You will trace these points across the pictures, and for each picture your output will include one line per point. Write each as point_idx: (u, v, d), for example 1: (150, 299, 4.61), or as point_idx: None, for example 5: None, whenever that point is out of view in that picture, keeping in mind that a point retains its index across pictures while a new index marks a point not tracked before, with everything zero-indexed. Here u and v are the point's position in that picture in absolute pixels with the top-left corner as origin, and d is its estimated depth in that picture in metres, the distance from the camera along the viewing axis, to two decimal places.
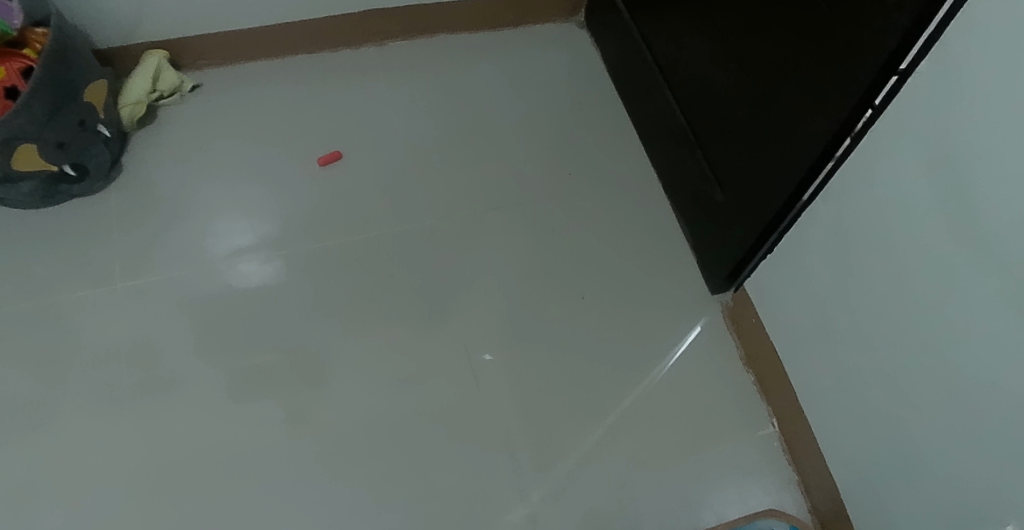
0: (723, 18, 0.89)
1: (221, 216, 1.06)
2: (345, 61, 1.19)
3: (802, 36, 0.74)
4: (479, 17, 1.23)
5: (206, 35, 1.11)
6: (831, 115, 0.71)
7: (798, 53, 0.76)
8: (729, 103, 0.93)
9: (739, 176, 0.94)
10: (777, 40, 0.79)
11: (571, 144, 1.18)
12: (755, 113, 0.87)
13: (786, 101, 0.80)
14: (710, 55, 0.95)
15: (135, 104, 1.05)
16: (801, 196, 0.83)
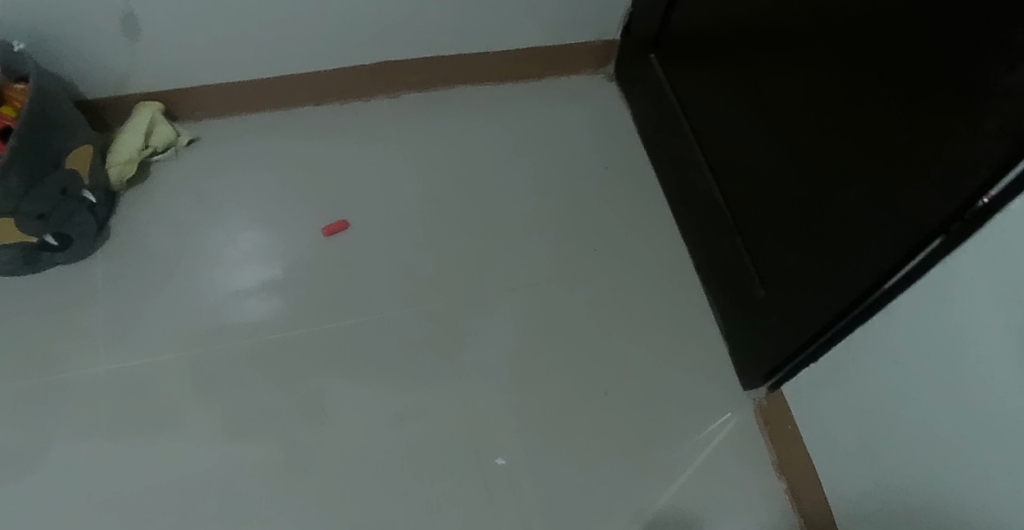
0: (766, 103, 0.82)
1: (219, 260, 0.99)
2: (354, 115, 1.10)
3: (854, 148, 0.66)
4: (500, 70, 1.14)
5: (203, 87, 1.02)
6: (888, 243, 0.63)
7: (848, 164, 0.67)
8: (772, 194, 0.85)
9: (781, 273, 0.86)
10: (823, 143, 0.71)
11: (597, 213, 1.08)
12: (800, 214, 0.79)
13: (835, 213, 0.71)
14: (751, 137, 0.87)
15: (124, 164, 0.96)
16: (852, 311, 0.74)
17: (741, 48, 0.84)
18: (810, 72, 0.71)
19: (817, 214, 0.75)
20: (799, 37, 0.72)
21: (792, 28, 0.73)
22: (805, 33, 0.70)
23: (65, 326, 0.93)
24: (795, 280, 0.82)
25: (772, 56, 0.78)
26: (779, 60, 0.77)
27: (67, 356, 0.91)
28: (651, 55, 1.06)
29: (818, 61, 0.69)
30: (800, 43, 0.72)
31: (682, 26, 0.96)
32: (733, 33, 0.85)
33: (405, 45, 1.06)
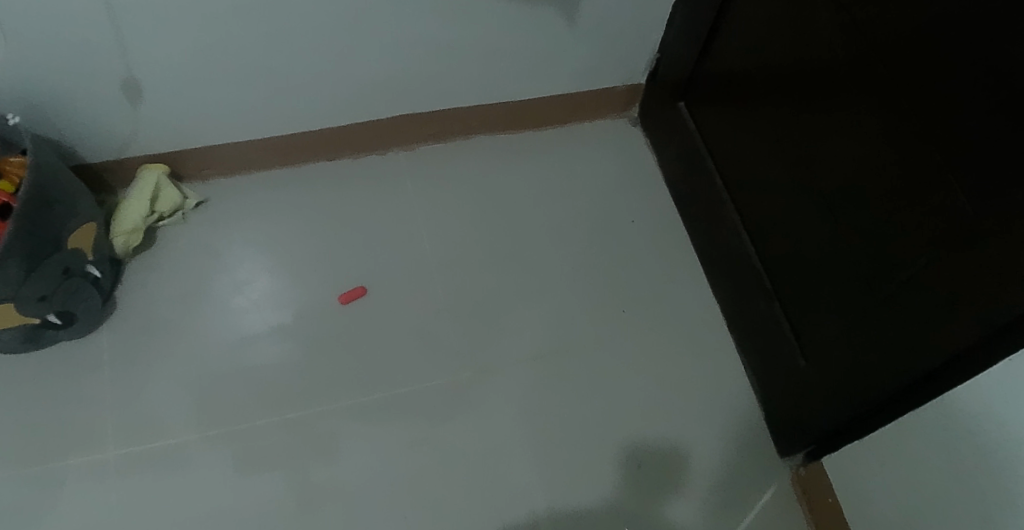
0: (818, 159, 0.79)
1: (225, 304, 0.95)
2: (370, 169, 1.06)
3: (940, 215, 0.64)
4: (522, 118, 1.09)
5: (214, 148, 0.98)
6: (976, 319, 0.60)
7: (932, 230, 0.65)
8: (822, 255, 0.82)
9: (827, 341, 0.82)
10: (898, 205, 0.69)
11: (627, 270, 1.03)
12: (859, 280, 0.76)
13: (907, 280, 0.68)
14: (799, 192, 0.84)
15: (130, 232, 0.92)
16: (917, 389, 0.70)
17: (789, 101, 0.82)
18: (879, 133, 0.69)
19: (884, 280, 0.72)
20: (863, 96, 0.70)
21: (855, 86, 0.71)
22: (874, 92, 0.69)
23: (70, 409, 0.88)
24: (847, 352, 0.78)
25: (827, 113, 0.76)
26: (836, 117, 0.74)
27: (71, 442, 0.86)
28: (680, 101, 1.03)
29: (892, 122, 0.67)
30: (865, 102, 0.70)
31: (717, 71, 0.94)
32: (779, 85, 0.83)
33: (420, 98, 1.01)
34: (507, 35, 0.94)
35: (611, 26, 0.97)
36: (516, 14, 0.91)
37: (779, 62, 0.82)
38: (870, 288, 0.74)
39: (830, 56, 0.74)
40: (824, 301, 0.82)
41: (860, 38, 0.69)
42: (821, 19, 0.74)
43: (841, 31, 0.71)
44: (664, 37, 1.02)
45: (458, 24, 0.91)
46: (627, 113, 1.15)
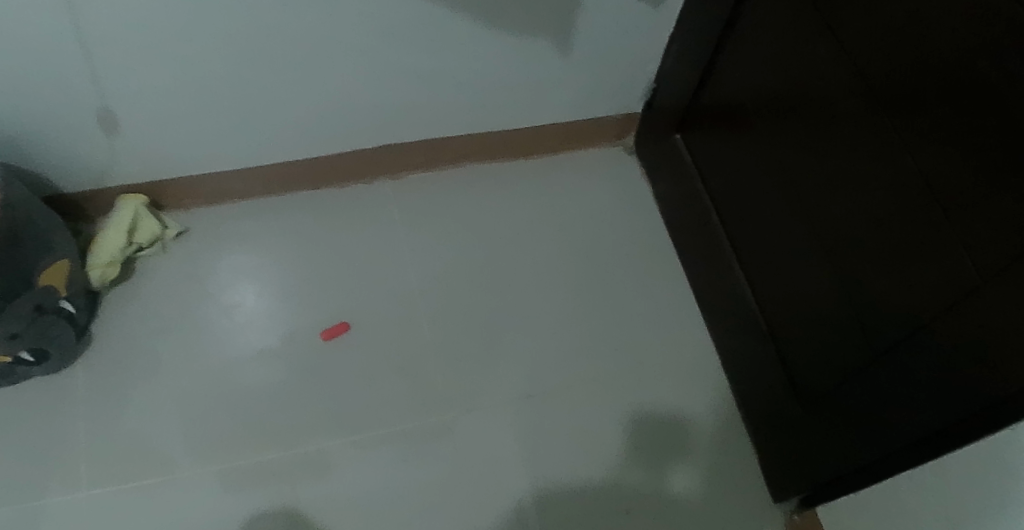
0: (818, 202, 0.76)
1: (212, 330, 0.93)
2: (356, 199, 1.03)
3: (944, 271, 0.61)
4: (514, 146, 1.06)
5: (194, 177, 0.95)
6: (984, 383, 0.56)
7: (935, 286, 0.62)
8: (821, 301, 0.78)
9: (825, 390, 0.79)
10: (899, 257, 0.66)
11: (621, 306, 1.00)
12: (860, 331, 0.73)
13: (910, 336, 0.65)
14: (797, 234, 0.81)
15: (107, 265, 0.90)
16: (917, 451, 0.66)
17: (789, 140, 0.79)
18: (880, 181, 0.66)
19: (886, 333, 0.69)
20: (865, 141, 0.67)
21: (856, 130, 0.68)
22: (875, 138, 0.66)
23: (40, 450, 0.84)
24: (847, 405, 0.75)
25: (827, 155, 0.73)
26: (837, 161, 0.72)
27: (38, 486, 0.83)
28: (676, 133, 1.01)
29: (893, 171, 0.65)
30: (867, 148, 0.67)
31: (714, 103, 0.92)
32: (778, 123, 0.80)
33: (408, 126, 0.98)
34: (498, 61, 0.91)
35: (605, 52, 0.95)
36: (506, 40, 0.89)
37: (777, 100, 0.80)
38: (871, 342, 0.71)
39: (831, 98, 0.71)
40: (822, 350, 0.79)
41: (862, 82, 0.67)
42: (822, 59, 0.72)
43: (843, 73, 0.69)
44: (661, 67, 1.00)
45: (447, 50, 0.88)
46: (621, 140, 1.12)
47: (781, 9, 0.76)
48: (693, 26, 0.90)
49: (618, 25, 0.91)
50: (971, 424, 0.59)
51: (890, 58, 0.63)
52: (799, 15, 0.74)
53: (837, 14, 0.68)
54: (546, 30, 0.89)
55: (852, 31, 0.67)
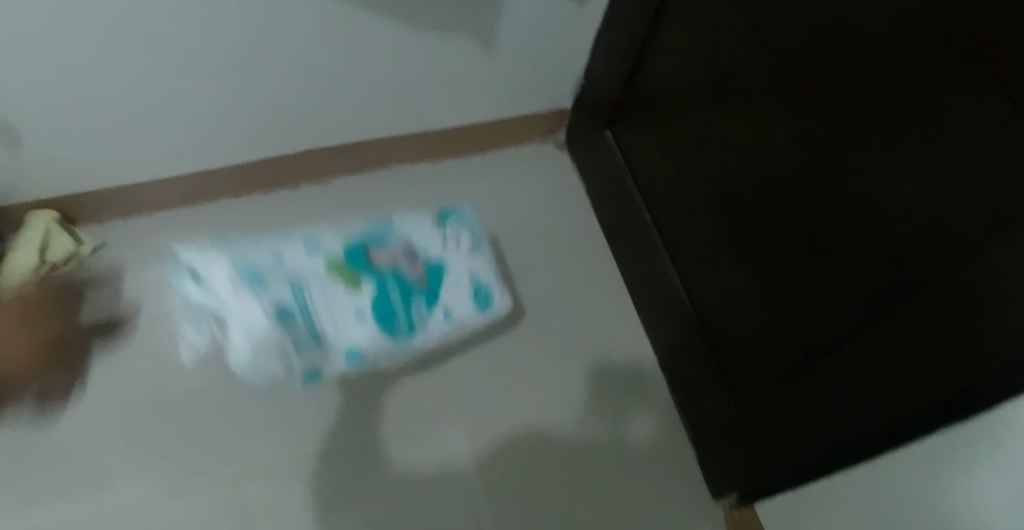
0: (754, 202, 0.76)
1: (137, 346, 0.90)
2: (280, 206, 0.99)
3: (879, 274, 0.62)
4: (443, 146, 1.04)
5: (108, 190, 0.91)
6: (920, 384, 0.58)
7: (871, 289, 0.63)
8: (757, 299, 0.80)
9: (760, 390, 0.81)
10: (834, 260, 0.67)
11: (556, 306, 1.00)
12: (797, 331, 0.74)
13: (843, 341, 0.67)
14: (733, 233, 0.81)
15: (18, 285, 0.86)
16: (847, 451, 0.68)
17: (723, 141, 0.79)
18: (816, 184, 0.67)
19: (823, 333, 0.70)
20: (800, 144, 0.68)
21: (792, 133, 0.69)
22: (811, 141, 0.66)
23: None
24: (787, 404, 0.76)
25: (762, 156, 0.74)
26: (773, 161, 0.72)
27: None
28: (604, 129, 1.00)
29: (829, 175, 0.65)
30: (803, 152, 0.68)
31: (644, 101, 0.91)
32: (711, 123, 0.80)
33: (331, 129, 0.94)
34: (421, 60, 0.88)
35: (533, 47, 0.93)
36: (428, 39, 0.86)
37: (710, 100, 0.79)
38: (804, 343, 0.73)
39: (764, 101, 0.71)
40: (756, 351, 0.81)
41: (794, 87, 0.67)
42: (751, 61, 0.72)
43: (773, 78, 0.69)
44: (589, 63, 0.98)
45: (367, 51, 0.85)
46: (553, 136, 1.11)
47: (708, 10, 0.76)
48: (619, 23, 0.89)
49: (544, 20, 0.89)
50: (905, 423, 0.61)
51: (819, 65, 0.63)
52: (725, 17, 0.73)
53: (764, 19, 0.68)
54: (470, 29, 0.86)
55: (778, 35, 0.67)
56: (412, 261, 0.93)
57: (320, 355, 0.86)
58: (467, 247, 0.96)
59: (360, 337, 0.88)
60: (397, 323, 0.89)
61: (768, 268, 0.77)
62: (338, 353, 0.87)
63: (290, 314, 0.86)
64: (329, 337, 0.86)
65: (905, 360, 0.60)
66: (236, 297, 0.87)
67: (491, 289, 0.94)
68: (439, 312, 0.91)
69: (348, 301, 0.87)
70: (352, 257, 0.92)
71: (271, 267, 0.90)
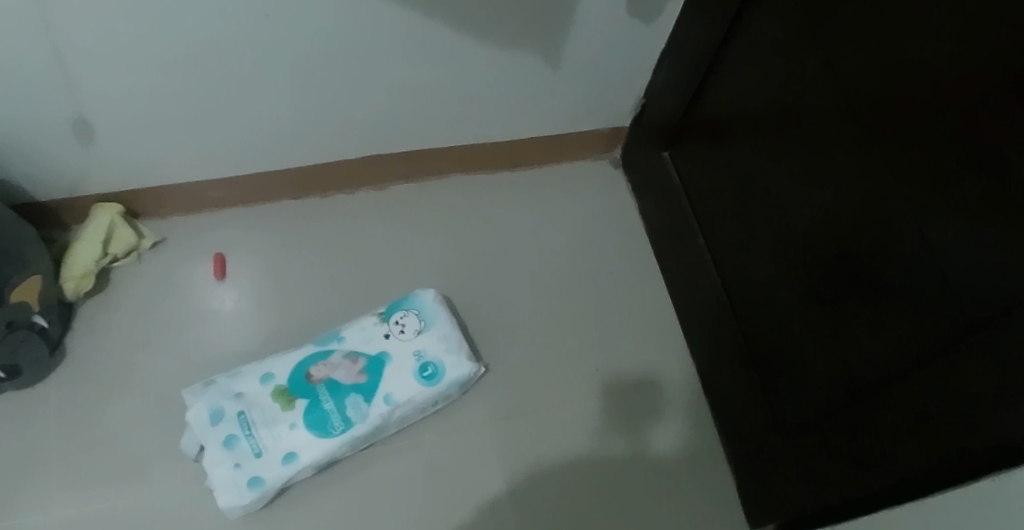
0: (808, 236, 0.76)
1: (191, 339, 0.91)
2: (337, 210, 1.01)
3: (923, 321, 0.61)
4: (499, 157, 1.05)
5: (172, 187, 0.93)
6: (952, 432, 0.57)
7: (914, 335, 0.61)
8: (805, 330, 0.78)
9: (803, 421, 0.79)
10: (883, 303, 0.65)
11: (602, 324, 0.99)
12: (838, 369, 0.73)
13: (884, 382, 0.65)
14: (785, 264, 0.81)
15: (80, 276, 0.88)
16: (886, 494, 0.67)
17: (777, 172, 0.78)
18: (872, 220, 0.65)
19: (862, 375, 0.69)
20: (858, 182, 0.66)
21: (847, 171, 0.67)
22: (866, 181, 0.65)
23: (8, 471, 0.83)
24: (828, 439, 0.75)
25: (816, 190, 0.73)
26: (827, 197, 0.71)
27: (12, 507, 0.82)
28: (663, 150, 1.00)
29: (883, 217, 0.64)
30: (858, 191, 0.67)
31: (703, 124, 0.91)
32: (768, 153, 0.79)
33: (391, 136, 0.95)
34: (485, 73, 0.89)
35: (595, 64, 0.93)
36: (496, 53, 0.86)
37: (767, 131, 0.79)
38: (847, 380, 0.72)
39: (823, 132, 0.70)
40: (800, 381, 0.80)
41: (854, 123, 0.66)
42: (813, 91, 0.70)
43: (838, 110, 0.68)
44: (650, 82, 0.98)
45: (435, 62, 0.85)
46: (609, 153, 1.11)
47: (773, 40, 0.75)
48: (686, 44, 0.89)
49: (608, 39, 0.89)
50: (934, 469, 0.60)
51: (882, 106, 0.62)
52: (790, 46, 0.72)
53: (834, 54, 0.67)
54: (532, 45, 0.86)
55: (847, 72, 0.66)
56: (352, 362, 0.81)
57: (265, 479, 0.77)
58: (414, 330, 0.83)
59: (297, 442, 0.78)
60: (332, 422, 0.79)
61: (818, 300, 0.75)
62: (274, 461, 0.77)
63: (235, 440, 0.78)
64: (268, 454, 0.78)
65: (936, 406, 0.59)
66: (195, 424, 0.79)
67: (439, 363, 0.81)
68: (379, 400, 0.80)
69: (284, 420, 0.78)
70: (302, 382, 0.80)
71: (204, 393, 0.81)
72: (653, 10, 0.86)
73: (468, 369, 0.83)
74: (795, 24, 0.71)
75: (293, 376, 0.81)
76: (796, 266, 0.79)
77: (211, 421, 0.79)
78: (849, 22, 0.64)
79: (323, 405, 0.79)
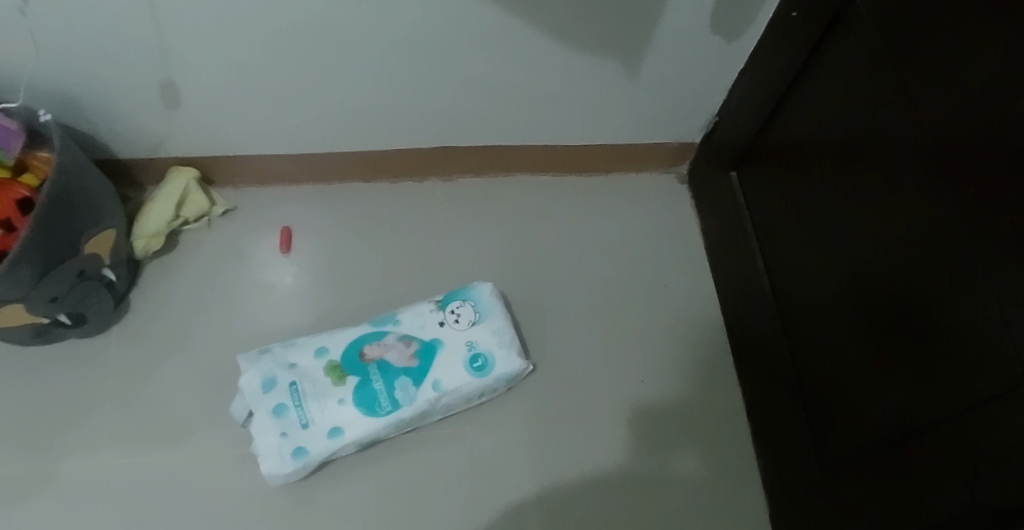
0: (864, 271, 0.73)
1: (252, 306, 0.94)
2: (403, 197, 1.03)
3: (973, 373, 0.58)
4: (565, 162, 1.06)
5: (250, 158, 0.96)
6: (997, 485, 0.55)
7: (965, 378, 0.59)
8: (853, 361, 0.76)
9: (846, 454, 0.77)
10: (937, 348, 0.63)
11: (651, 338, 0.99)
12: (882, 410, 0.70)
13: (932, 421, 0.63)
14: (838, 297, 0.78)
15: (152, 236, 0.91)
16: None
17: (839, 201, 0.76)
18: (933, 253, 0.63)
19: (906, 416, 0.67)
20: (920, 222, 0.64)
21: (911, 208, 0.65)
22: (930, 221, 0.63)
23: (64, 413, 0.87)
24: (867, 479, 0.73)
25: (876, 226, 0.70)
26: (887, 234, 0.69)
27: (64, 448, 0.85)
28: (731, 170, 1.00)
29: (945, 261, 0.61)
30: (920, 232, 0.64)
31: (770, 147, 0.90)
32: (831, 183, 0.77)
33: (464, 130, 0.97)
34: (562, 77, 0.90)
35: (670, 79, 0.93)
36: (576, 58, 0.87)
37: (833, 160, 0.76)
38: (892, 417, 0.69)
39: (886, 158, 0.68)
40: (845, 413, 0.77)
41: (924, 160, 0.63)
42: (880, 117, 0.68)
43: (904, 138, 0.65)
44: (725, 101, 0.98)
45: (517, 61, 0.86)
46: (674, 169, 1.12)
47: (850, 69, 0.73)
48: (762, 66, 0.88)
49: (686, 55, 0.90)
50: (973, 516, 0.58)
51: (955, 149, 0.59)
52: (863, 67, 0.70)
53: (905, 80, 0.64)
54: (611, 55, 0.87)
55: (922, 110, 0.63)
56: (405, 345, 0.83)
57: (309, 451, 0.78)
58: (468, 321, 0.84)
59: (344, 418, 0.79)
60: (379, 402, 0.80)
61: (870, 332, 0.73)
62: (319, 435, 0.78)
63: (284, 409, 0.79)
64: (315, 427, 0.79)
65: (980, 462, 0.57)
66: (246, 392, 0.80)
67: (489, 356, 0.82)
68: (426, 386, 0.80)
69: (334, 395, 0.80)
70: (354, 361, 0.82)
71: (258, 360, 0.82)
72: (733, 29, 0.86)
73: (518, 366, 0.83)
74: (874, 56, 0.68)
75: (347, 354, 0.82)
76: (850, 294, 0.76)
77: (263, 390, 0.80)
78: (931, 59, 0.61)
79: (373, 385, 0.80)
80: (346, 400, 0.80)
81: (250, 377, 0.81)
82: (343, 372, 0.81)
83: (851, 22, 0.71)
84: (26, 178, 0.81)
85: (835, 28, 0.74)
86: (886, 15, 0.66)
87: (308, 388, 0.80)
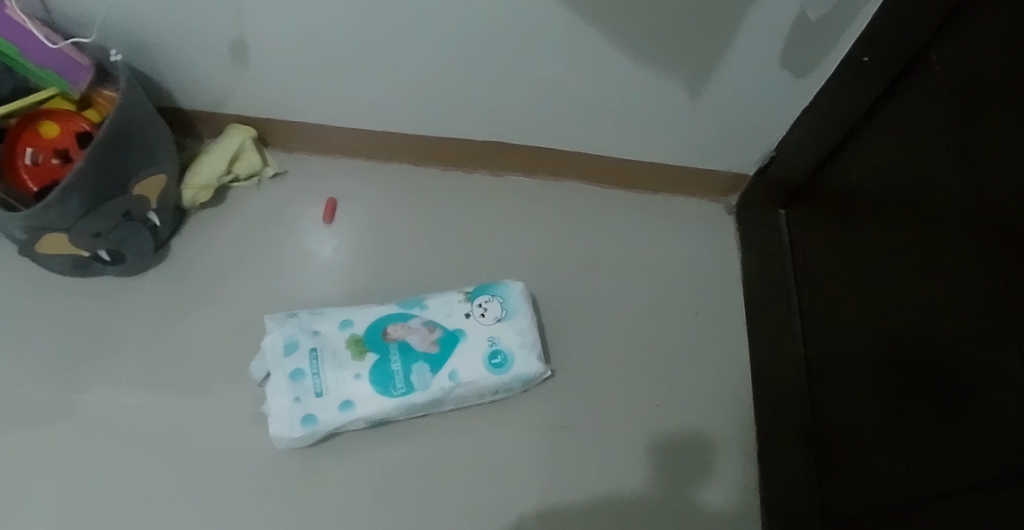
0: (897, 329, 0.71)
1: (288, 269, 0.96)
2: (450, 185, 1.04)
3: (992, 451, 0.56)
4: (613, 174, 1.06)
5: (307, 126, 0.98)
6: None
7: (982, 452, 0.57)
8: (872, 417, 0.74)
9: (850, 511, 0.75)
10: (959, 418, 0.61)
11: (674, 363, 0.98)
12: (898, 474, 0.68)
13: (942, 492, 0.61)
14: (869, 352, 0.76)
15: (201, 187, 0.93)
16: None
17: (882, 253, 0.74)
18: (969, 320, 0.61)
19: (919, 480, 0.65)
20: (962, 288, 0.62)
21: (955, 272, 0.63)
22: (972, 288, 0.61)
23: (90, 344, 0.89)
24: None
25: (919, 285, 0.68)
26: (925, 293, 0.67)
27: (84, 378, 0.87)
28: (780, 209, 0.98)
29: (982, 331, 0.59)
30: (961, 298, 0.62)
31: (821, 189, 0.88)
32: (877, 235, 0.75)
33: (520, 129, 0.97)
34: (625, 90, 0.90)
35: (732, 107, 0.92)
36: (639, 75, 0.87)
37: (886, 212, 0.74)
38: (905, 479, 0.67)
39: (937, 217, 0.66)
40: (857, 467, 0.75)
41: (975, 225, 0.61)
42: (937, 174, 0.66)
43: (959, 199, 0.63)
44: (784, 137, 0.97)
45: (584, 69, 0.86)
46: (723, 199, 1.10)
47: (912, 121, 0.71)
48: (826, 107, 0.86)
49: (750, 87, 0.89)
50: None
51: (1005, 219, 0.57)
52: (928, 119, 0.68)
53: (970, 141, 0.62)
54: (673, 77, 0.87)
55: (983, 173, 0.60)
56: (429, 331, 0.83)
57: (318, 419, 0.79)
58: (494, 317, 0.84)
59: (357, 392, 0.80)
60: (393, 383, 0.80)
61: (894, 390, 0.70)
62: (331, 405, 0.79)
63: (300, 375, 0.80)
64: (327, 397, 0.79)
65: None
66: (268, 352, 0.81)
67: (510, 355, 0.82)
68: (442, 375, 0.81)
69: (352, 370, 0.80)
70: (376, 339, 0.83)
71: (284, 323, 0.83)
72: (805, 66, 0.85)
73: (536, 369, 0.83)
74: (940, 112, 0.66)
75: (370, 332, 0.83)
76: (879, 349, 0.74)
77: (284, 354, 0.81)
78: (996, 124, 0.59)
79: (391, 365, 0.81)
80: (364, 377, 0.80)
81: (273, 339, 0.82)
82: (363, 348, 0.82)
83: (923, 74, 0.69)
84: (90, 114, 0.84)
85: (904, 78, 0.72)
86: (960, 73, 0.64)
87: (328, 358, 0.81)
